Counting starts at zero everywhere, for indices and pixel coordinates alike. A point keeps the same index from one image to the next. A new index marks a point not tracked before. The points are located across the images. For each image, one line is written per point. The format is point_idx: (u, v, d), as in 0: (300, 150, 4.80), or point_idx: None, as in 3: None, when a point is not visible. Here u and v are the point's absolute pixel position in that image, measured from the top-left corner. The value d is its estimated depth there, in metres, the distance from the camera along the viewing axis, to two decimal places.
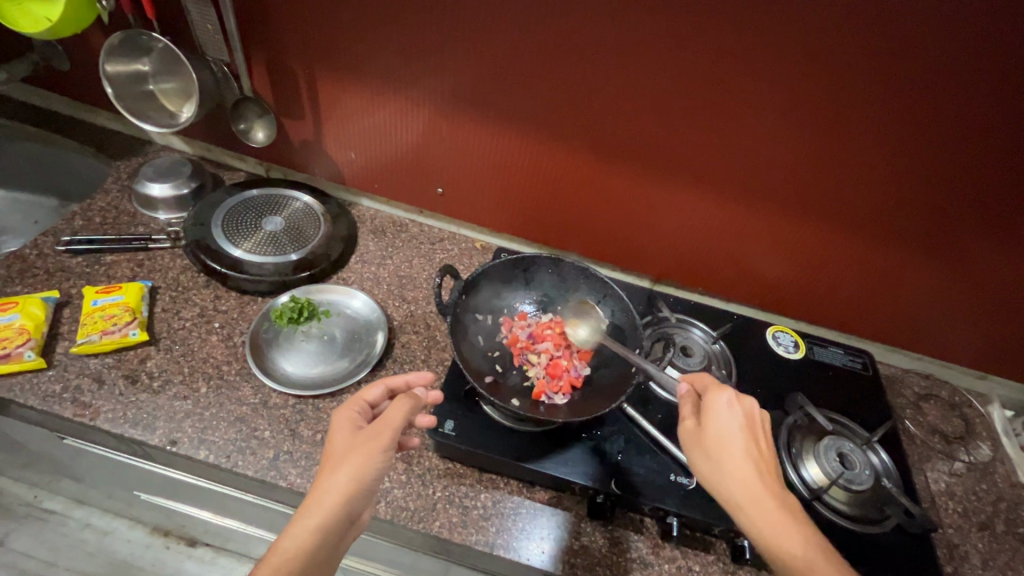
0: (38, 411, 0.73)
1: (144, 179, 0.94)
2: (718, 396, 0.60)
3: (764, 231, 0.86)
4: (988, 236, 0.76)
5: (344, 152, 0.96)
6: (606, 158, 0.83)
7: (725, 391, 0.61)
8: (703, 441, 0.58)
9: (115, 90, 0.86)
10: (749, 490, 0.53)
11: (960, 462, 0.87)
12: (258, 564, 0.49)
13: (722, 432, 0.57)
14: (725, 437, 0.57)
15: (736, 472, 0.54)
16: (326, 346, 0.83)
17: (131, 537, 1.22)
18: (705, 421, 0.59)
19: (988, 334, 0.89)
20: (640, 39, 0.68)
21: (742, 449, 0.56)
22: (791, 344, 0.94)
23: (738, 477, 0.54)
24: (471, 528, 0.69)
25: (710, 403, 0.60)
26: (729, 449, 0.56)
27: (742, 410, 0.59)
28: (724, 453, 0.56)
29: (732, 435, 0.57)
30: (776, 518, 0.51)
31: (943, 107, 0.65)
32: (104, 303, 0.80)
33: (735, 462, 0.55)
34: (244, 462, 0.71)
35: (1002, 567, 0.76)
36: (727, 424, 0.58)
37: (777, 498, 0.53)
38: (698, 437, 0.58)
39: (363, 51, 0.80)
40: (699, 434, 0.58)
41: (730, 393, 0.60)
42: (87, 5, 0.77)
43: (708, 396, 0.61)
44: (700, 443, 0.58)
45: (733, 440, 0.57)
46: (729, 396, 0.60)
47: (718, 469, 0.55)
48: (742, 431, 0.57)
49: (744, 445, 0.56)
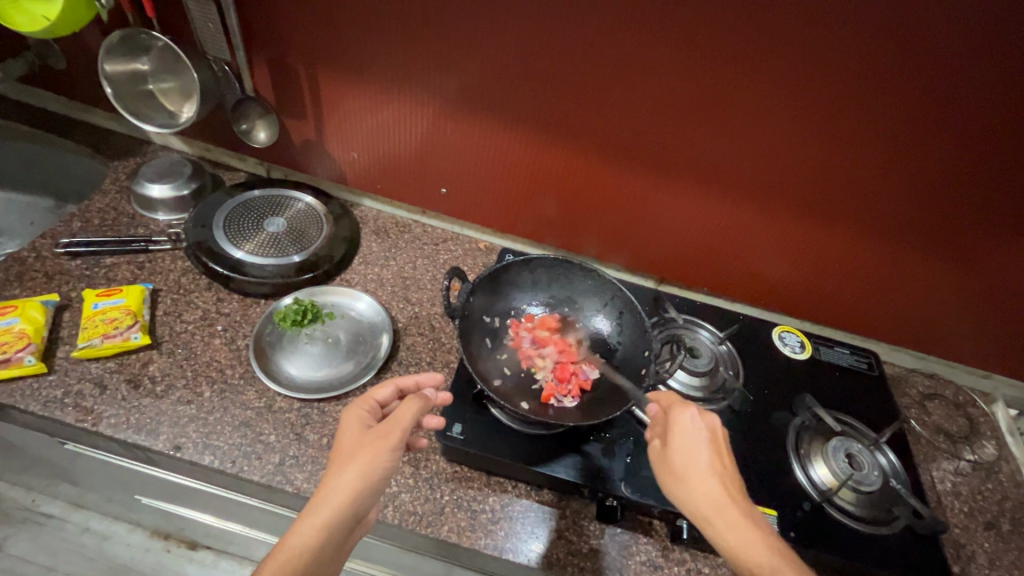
0: (38, 417, 0.72)
1: (144, 181, 0.93)
2: (681, 414, 0.60)
3: (768, 232, 0.86)
4: (993, 235, 0.76)
5: (347, 152, 0.95)
6: (611, 158, 0.83)
7: (688, 408, 0.61)
8: (668, 461, 0.57)
9: (115, 90, 0.85)
10: (716, 504, 0.53)
11: (965, 461, 0.87)
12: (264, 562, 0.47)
13: (686, 448, 0.57)
14: (690, 453, 0.57)
15: (702, 488, 0.54)
16: (331, 349, 0.82)
17: (131, 541, 1.21)
18: (669, 439, 0.58)
19: (993, 334, 0.89)
20: (648, 38, 0.67)
21: (707, 465, 0.56)
22: (797, 344, 0.94)
23: (704, 492, 0.54)
24: (479, 532, 0.69)
25: (674, 421, 0.60)
26: (693, 464, 0.56)
27: (705, 426, 0.59)
28: (689, 470, 0.56)
29: (696, 451, 0.57)
30: (743, 533, 0.51)
31: (951, 107, 0.65)
32: (106, 306, 0.79)
33: (699, 478, 0.55)
34: (250, 467, 0.71)
35: (1008, 567, 0.76)
36: (692, 441, 0.58)
37: (744, 510, 0.53)
38: (663, 457, 0.58)
39: (367, 50, 0.79)
40: (664, 454, 0.58)
41: (693, 410, 0.60)
42: (86, 4, 0.75)
43: (671, 414, 0.61)
44: (665, 463, 0.57)
45: (697, 456, 0.56)
46: (692, 412, 0.60)
47: (684, 486, 0.55)
48: (707, 447, 0.57)
49: (708, 461, 0.56)
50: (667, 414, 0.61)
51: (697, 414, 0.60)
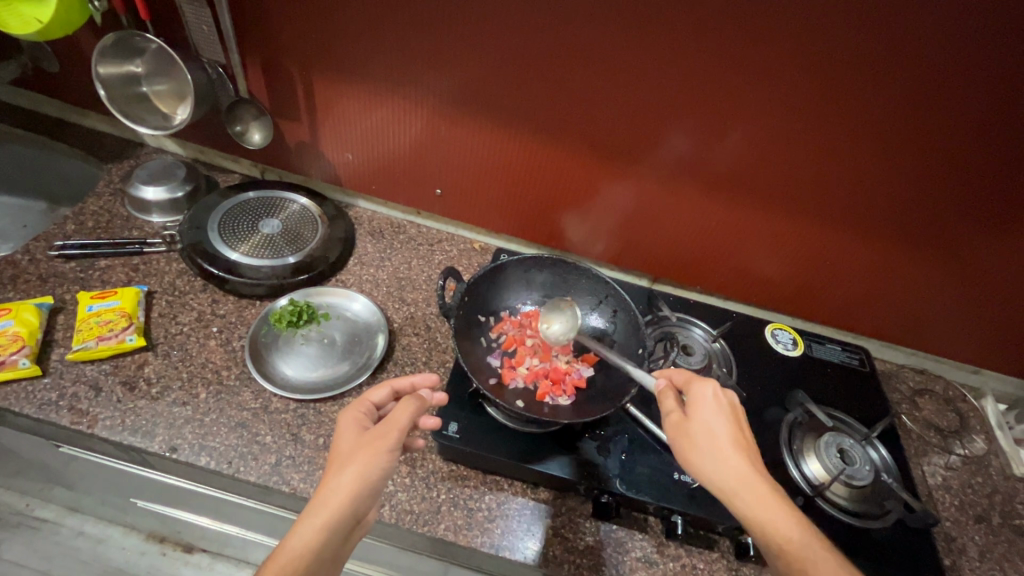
0: (32, 420, 0.72)
1: (137, 183, 0.93)
2: (703, 390, 0.60)
3: (762, 230, 0.87)
4: (984, 231, 0.77)
5: (341, 153, 0.95)
6: (605, 159, 0.83)
7: (709, 384, 0.61)
8: (689, 433, 0.57)
9: (107, 93, 0.85)
10: (743, 478, 0.53)
11: (955, 456, 0.88)
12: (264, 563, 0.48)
13: (708, 422, 0.57)
14: (713, 428, 0.57)
15: (729, 461, 0.54)
16: (326, 350, 0.82)
17: (126, 544, 1.20)
18: (691, 411, 0.59)
19: (983, 329, 0.90)
20: (642, 38, 0.68)
21: (730, 438, 0.56)
22: (789, 341, 0.95)
23: (729, 465, 0.54)
24: (476, 530, 0.69)
25: (696, 397, 0.60)
26: (716, 436, 0.56)
27: (725, 402, 0.60)
28: (712, 444, 0.55)
29: (719, 425, 0.57)
30: (771, 506, 0.52)
31: (944, 104, 0.65)
32: (101, 309, 0.79)
33: (724, 451, 0.55)
34: (246, 467, 0.71)
35: (998, 559, 0.77)
36: (713, 415, 0.58)
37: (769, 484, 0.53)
38: (685, 428, 0.58)
39: (361, 51, 0.79)
40: (686, 424, 0.58)
41: (714, 385, 0.60)
42: (79, 7, 0.76)
43: (692, 390, 0.61)
44: (686, 435, 0.57)
45: (719, 430, 0.57)
46: (714, 388, 0.60)
47: (709, 459, 0.55)
48: (729, 421, 0.58)
49: (730, 435, 0.56)
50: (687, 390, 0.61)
51: (717, 389, 0.60)
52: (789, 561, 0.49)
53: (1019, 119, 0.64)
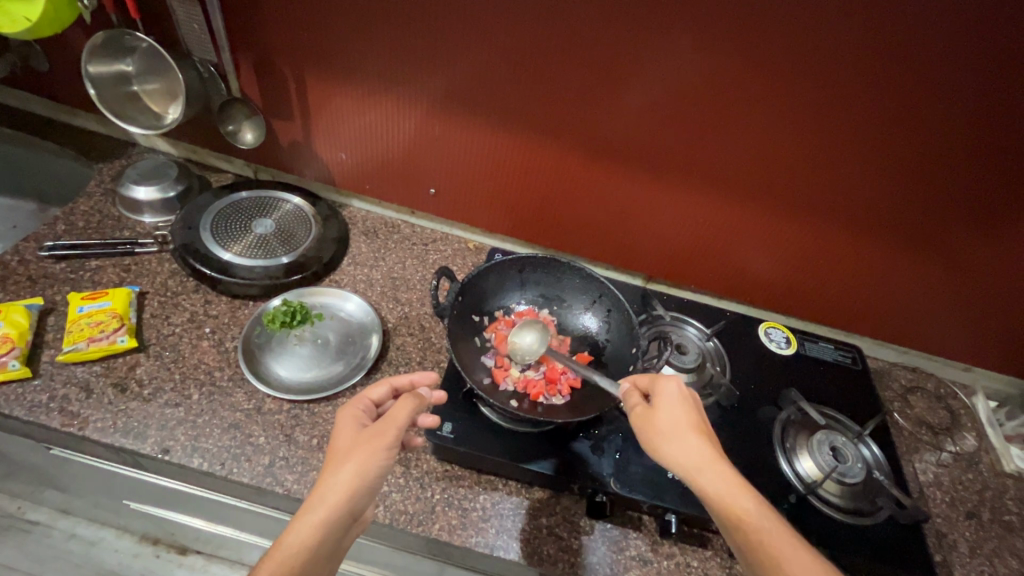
0: (23, 422, 0.71)
1: (129, 183, 0.92)
2: (668, 383, 0.61)
3: (755, 229, 0.87)
4: (974, 230, 0.77)
5: (335, 153, 0.95)
6: (600, 158, 0.83)
7: (673, 379, 0.61)
8: (655, 423, 0.57)
9: (98, 92, 0.84)
10: (707, 462, 0.53)
11: (946, 453, 0.89)
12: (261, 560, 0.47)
13: (672, 413, 0.58)
14: (679, 417, 0.57)
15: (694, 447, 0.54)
16: (320, 350, 0.82)
17: (119, 546, 1.20)
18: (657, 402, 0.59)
19: (974, 327, 0.91)
20: (636, 36, 0.68)
21: (695, 428, 0.56)
22: (782, 340, 0.95)
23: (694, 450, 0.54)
24: (471, 530, 0.69)
25: (661, 390, 0.60)
26: (682, 425, 0.56)
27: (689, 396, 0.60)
28: (677, 432, 0.56)
29: (685, 414, 0.58)
30: (735, 486, 0.51)
31: (933, 103, 0.66)
32: (91, 310, 0.79)
33: (689, 438, 0.55)
34: (239, 468, 0.70)
35: (988, 554, 0.78)
36: (677, 404, 0.58)
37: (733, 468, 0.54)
38: (650, 417, 0.58)
39: (355, 50, 0.79)
40: (652, 414, 0.58)
41: (678, 379, 0.61)
42: (68, 5, 0.75)
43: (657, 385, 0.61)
44: (651, 424, 0.57)
45: (684, 419, 0.57)
46: (678, 382, 0.61)
47: (675, 446, 0.55)
48: (693, 412, 0.58)
49: (694, 424, 0.57)
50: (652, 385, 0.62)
51: (682, 383, 0.61)
52: (753, 539, 0.49)
53: (1012, 118, 0.65)
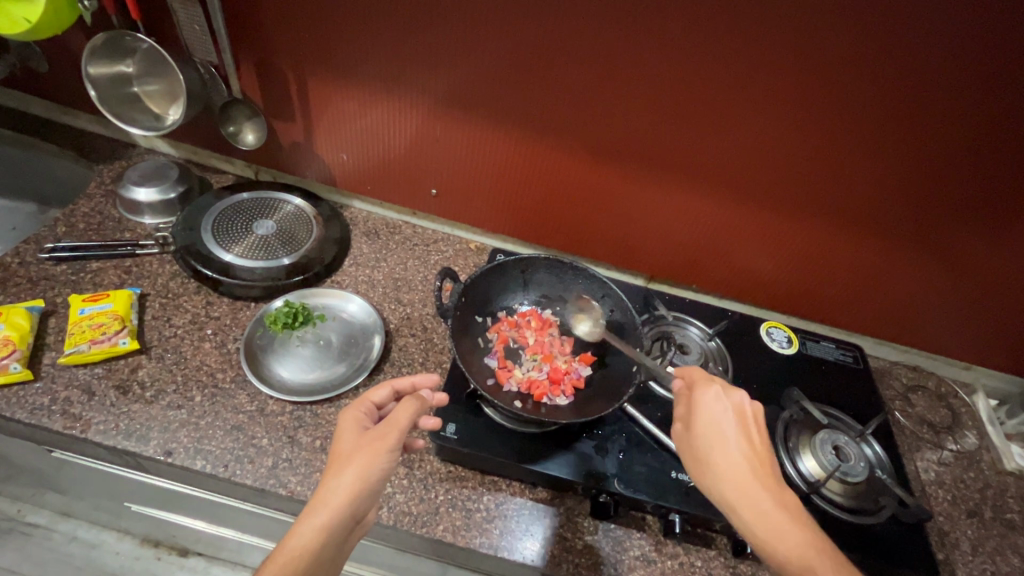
0: (25, 425, 0.71)
1: (129, 184, 0.92)
2: (706, 394, 0.61)
3: (757, 229, 0.87)
4: (976, 230, 0.78)
5: (337, 154, 0.95)
6: (602, 158, 0.83)
7: (712, 388, 0.61)
8: (695, 439, 0.59)
9: (98, 93, 0.84)
10: (741, 482, 0.54)
11: (947, 451, 0.89)
12: (263, 563, 0.47)
13: (711, 425, 0.59)
14: (719, 433, 0.58)
15: (730, 464, 0.55)
16: (322, 351, 0.82)
17: (120, 549, 1.19)
18: (696, 418, 0.60)
19: (975, 326, 0.91)
20: (638, 36, 0.68)
21: (734, 442, 0.57)
22: (784, 339, 0.95)
23: (729, 471, 0.55)
24: (474, 531, 0.69)
25: (701, 400, 0.61)
26: (721, 443, 0.57)
27: (734, 406, 0.60)
28: (716, 448, 0.57)
29: (725, 430, 0.58)
30: (769, 507, 0.52)
31: (936, 104, 0.66)
32: (92, 312, 0.78)
33: (726, 457, 0.56)
34: (242, 470, 0.70)
35: (990, 552, 0.78)
36: (719, 419, 0.59)
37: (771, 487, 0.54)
38: (690, 435, 0.59)
39: (356, 51, 0.79)
40: (692, 432, 0.59)
41: (716, 389, 0.61)
42: (68, 6, 0.75)
43: (697, 392, 0.62)
44: (692, 441, 0.59)
45: (725, 436, 0.57)
46: (718, 391, 0.61)
47: (712, 464, 0.56)
48: (736, 425, 0.58)
49: (733, 438, 0.57)
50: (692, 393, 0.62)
51: (721, 392, 0.61)
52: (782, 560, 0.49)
53: (1016, 118, 0.65)
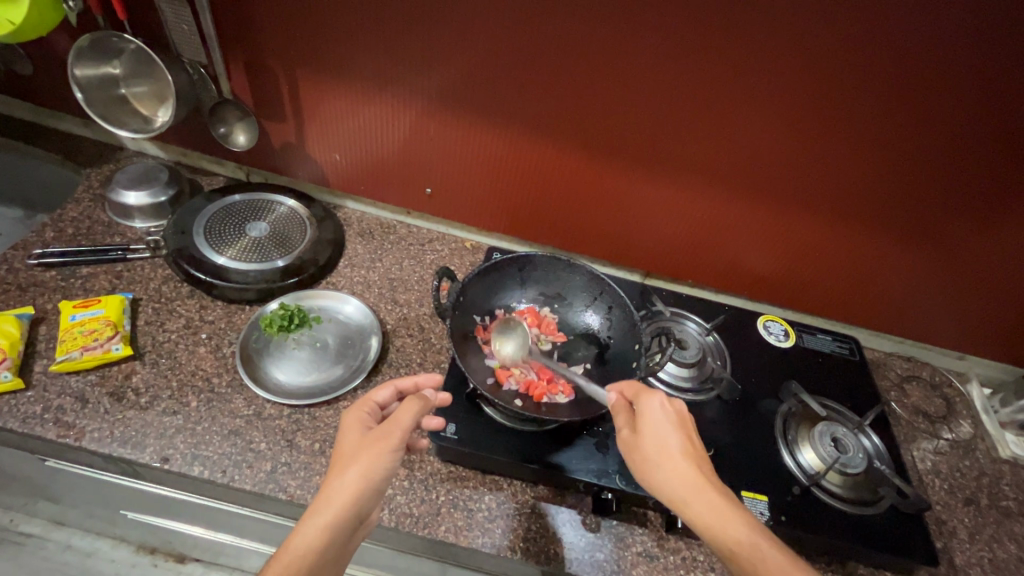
0: (17, 434, 0.70)
1: (118, 187, 0.90)
2: (650, 402, 0.60)
3: (751, 222, 0.87)
4: (967, 219, 0.78)
5: (329, 154, 0.94)
6: (597, 154, 0.83)
7: (655, 395, 0.61)
8: (641, 449, 0.57)
9: (85, 97, 0.81)
10: (693, 489, 0.53)
11: (943, 440, 0.90)
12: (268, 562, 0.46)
13: (658, 435, 0.58)
14: (663, 440, 0.57)
15: (678, 472, 0.55)
16: (318, 354, 0.81)
17: (115, 557, 1.18)
18: (640, 426, 0.59)
19: (969, 316, 0.92)
20: (633, 32, 0.68)
21: (680, 449, 0.56)
22: (781, 332, 0.96)
23: (680, 477, 0.54)
24: (477, 531, 0.69)
25: (644, 410, 0.60)
26: (667, 452, 0.56)
27: (673, 412, 0.60)
28: (663, 456, 0.56)
29: (668, 436, 0.58)
30: (721, 512, 0.51)
31: (927, 94, 0.66)
32: (84, 318, 0.77)
33: (674, 464, 0.55)
34: (241, 475, 0.70)
35: (987, 540, 0.79)
36: (662, 426, 0.58)
37: (721, 492, 0.53)
38: (635, 444, 0.58)
39: (348, 50, 0.78)
40: (637, 441, 0.58)
41: (661, 396, 0.61)
42: (53, 7, 0.73)
43: (640, 403, 0.61)
44: (637, 450, 0.58)
45: (669, 443, 0.57)
46: (661, 399, 0.60)
47: (661, 473, 0.55)
48: (681, 433, 0.58)
49: (680, 446, 0.57)
50: (635, 403, 0.62)
51: (664, 400, 0.60)
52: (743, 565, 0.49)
53: (1006, 107, 0.65)
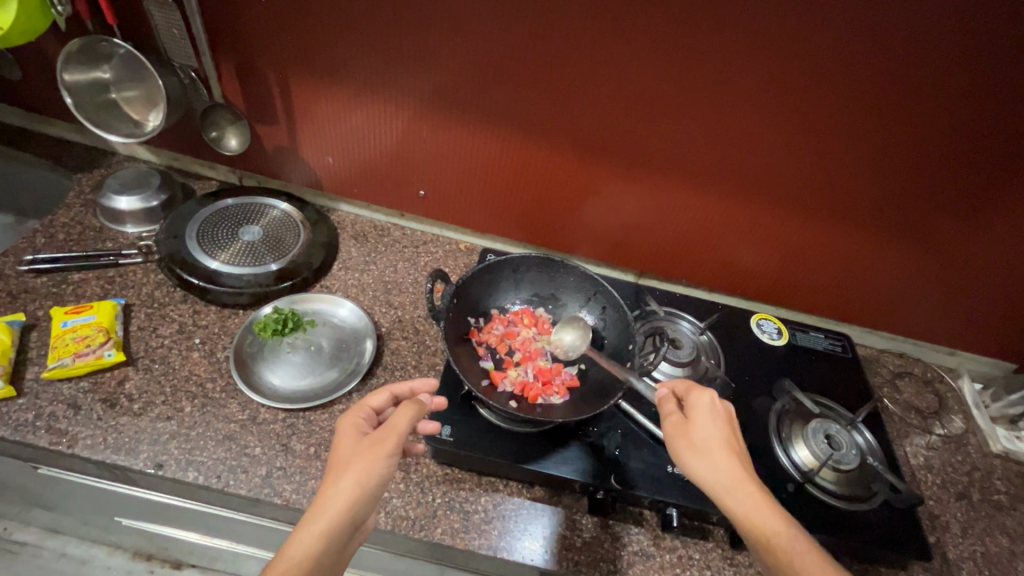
0: (9, 442, 0.70)
1: (109, 193, 0.90)
2: (701, 396, 0.61)
3: (744, 221, 0.87)
4: (958, 217, 0.79)
5: (322, 157, 0.94)
6: (589, 155, 0.83)
7: (708, 391, 0.61)
8: (688, 436, 0.58)
9: (73, 100, 0.81)
10: (735, 481, 0.53)
11: (935, 435, 0.91)
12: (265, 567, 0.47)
13: (705, 426, 0.58)
14: (709, 432, 0.57)
15: (722, 464, 0.55)
16: (312, 357, 0.81)
17: (111, 564, 1.17)
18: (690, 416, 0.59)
19: (960, 312, 0.93)
20: (623, 33, 0.68)
21: (725, 443, 0.57)
22: (774, 331, 0.97)
23: (724, 470, 0.54)
24: (473, 533, 0.69)
25: (695, 402, 0.60)
26: (713, 442, 0.56)
27: (723, 409, 0.60)
28: (708, 446, 0.56)
29: (715, 429, 0.58)
30: (762, 508, 0.52)
31: (916, 92, 0.67)
32: (76, 324, 0.77)
33: (718, 454, 0.55)
34: (236, 481, 0.69)
35: (980, 533, 0.80)
36: (711, 420, 0.58)
37: (763, 489, 0.54)
38: (682, 431, 0.58)
39: (340, 53, 0.78)
40: (683, 429, 0.58)
41: (713, 393, 0.61)
42: (41, 12, 0.73)
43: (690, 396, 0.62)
44: (684, 437, 0.58)
45: (714, 435, 0.57)
46: (712, 394, 0.61)
47: (704, 462, 0.55)
48: (727, 429, 0.58)
49: (726, 441, 0.57)
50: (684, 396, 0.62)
51: (716, 396, 0.61)
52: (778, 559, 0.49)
53: (994, 105, 0.66)
